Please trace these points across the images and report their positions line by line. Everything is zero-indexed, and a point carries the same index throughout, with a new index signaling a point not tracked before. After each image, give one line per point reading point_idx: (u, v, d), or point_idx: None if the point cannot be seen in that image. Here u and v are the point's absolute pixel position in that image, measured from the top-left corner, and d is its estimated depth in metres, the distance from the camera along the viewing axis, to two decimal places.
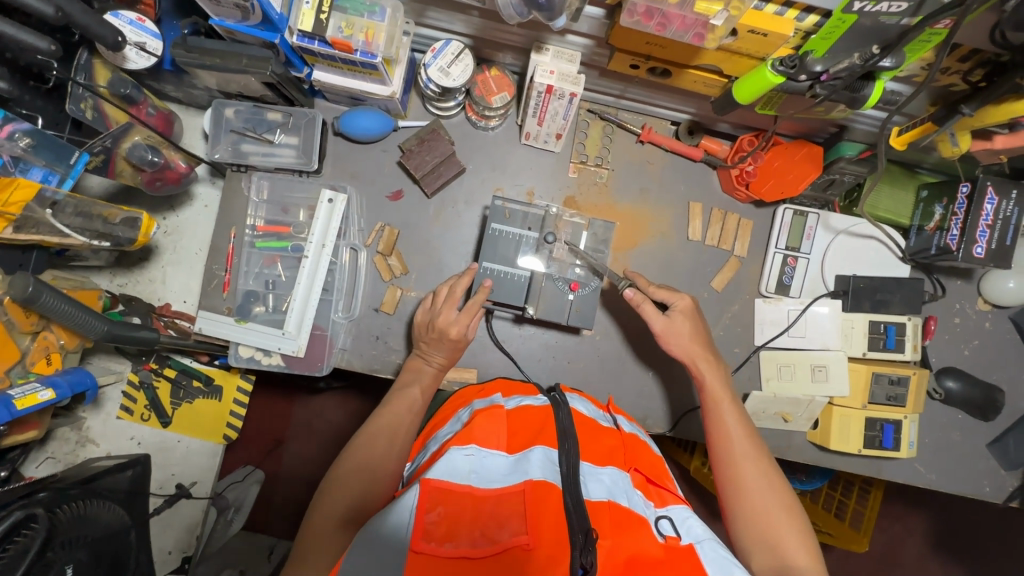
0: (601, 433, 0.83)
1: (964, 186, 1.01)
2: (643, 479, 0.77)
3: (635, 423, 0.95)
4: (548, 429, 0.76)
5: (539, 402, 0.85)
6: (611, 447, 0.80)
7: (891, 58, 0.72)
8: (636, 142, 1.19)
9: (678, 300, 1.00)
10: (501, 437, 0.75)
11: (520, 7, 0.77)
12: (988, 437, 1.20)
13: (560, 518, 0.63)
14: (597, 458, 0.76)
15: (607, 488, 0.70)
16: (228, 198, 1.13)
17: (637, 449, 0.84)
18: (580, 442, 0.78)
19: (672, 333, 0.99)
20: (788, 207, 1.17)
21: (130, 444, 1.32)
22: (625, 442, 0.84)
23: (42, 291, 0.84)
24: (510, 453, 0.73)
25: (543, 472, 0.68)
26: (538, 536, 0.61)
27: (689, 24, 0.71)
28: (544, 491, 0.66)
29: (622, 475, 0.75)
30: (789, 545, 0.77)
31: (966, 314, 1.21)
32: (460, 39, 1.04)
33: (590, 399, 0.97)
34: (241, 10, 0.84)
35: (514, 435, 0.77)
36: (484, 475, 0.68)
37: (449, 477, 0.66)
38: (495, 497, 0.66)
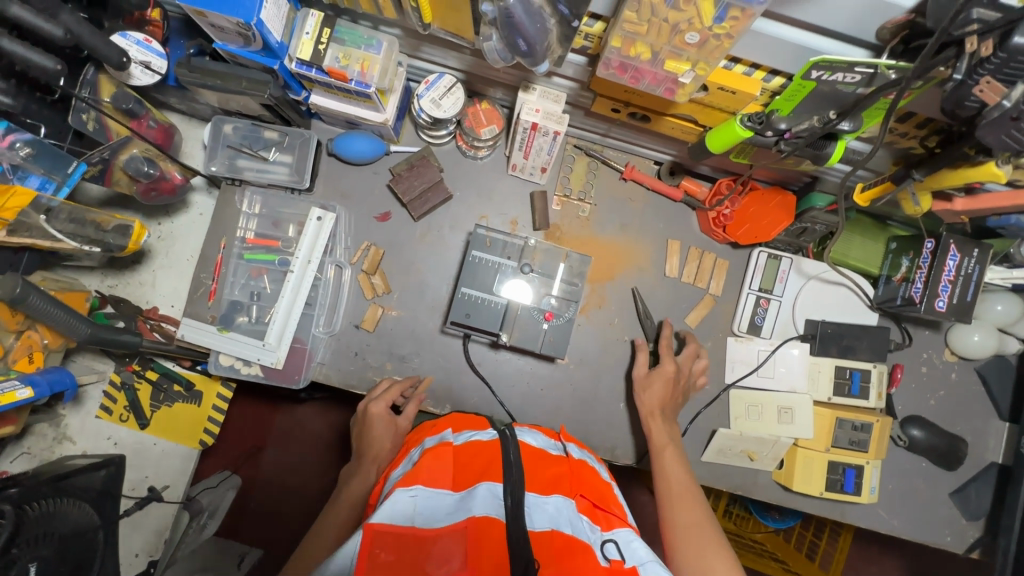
0: (550, 461, 0.85)
1: (929, 242, 1.04)
2: (590, 505, 0.79)
3: (586, 450, 0.98)
4: (496, 464, 0.77)
5: (489, 436, 0.86)
6: (559, 474, 0.82)
7: (850, 122, 0.76)
8: (620, 179, 1.23)
9: (686, 346, 1.13)
10: (446, 477, 0.77)
11: (504, 52, 0.82)
12: (951, 487, 1.22)
13: (500, 554, 0.66)
14: (543, 487, 0.77)
15: (551, 518, 0.72)
16: (221, 209, 1.16)
17: (585, 475, 0.86)
18: (528, 473, 0.80)
19: (644, 388, 1.09)
20: (762, 250, 1.20)
21: (106, 444, 1.34)
22: (572, 468, 0.86)
23: (29, 293, 0.87)
24: (455, 488, 0.75)
25: (485, 507, 0.70)
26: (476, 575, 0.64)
27: (660, 79, 0.76)
28: (485, 528, 0.68)
29: (567, 503, 0.76)
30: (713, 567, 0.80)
31: (933, 364, 1.24)
32: (453, 72, 1.09)
33: (543, 429, 1.00)
34: (243, 37, 0.89)
35: (457, 469, 0.79)
36: (427, 513, 0.70)
37: (391, 520, 0.68)
38: (438, 536, 0.68)
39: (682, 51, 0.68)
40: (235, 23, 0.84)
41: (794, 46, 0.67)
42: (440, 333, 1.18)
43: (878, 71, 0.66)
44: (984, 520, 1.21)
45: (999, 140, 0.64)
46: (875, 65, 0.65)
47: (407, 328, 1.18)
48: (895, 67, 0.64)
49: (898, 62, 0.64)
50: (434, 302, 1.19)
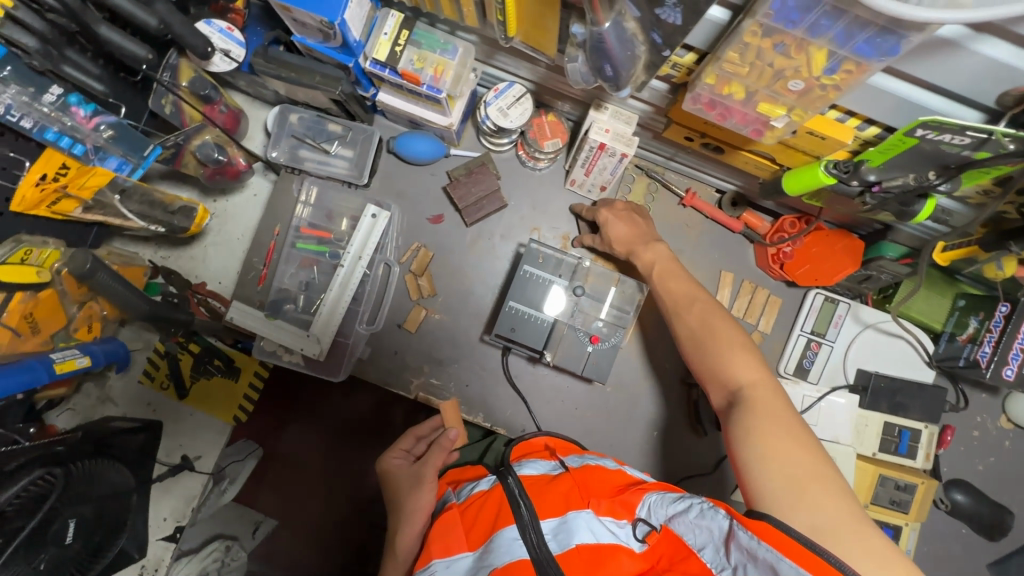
0: (551, 482, 0.74)
1: (1004, 305, 1.00)
2: (608, 502, 0.69)
3: (588, 453, 0.84)
4: (503, 508, 0.69)
5: (489, 480, 0.78)
6: (563, 492, 0.71)
7: (946, 184, 0.72)
8: (678, 203, 1.20)
9: (608, 211, 1.07)
10: (461, 538, 0.70)
11: (587, 75, 0.80)
12: (991, 557, 1.17)
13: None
14: (556, 510, 0.68)
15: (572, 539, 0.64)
16: (278, 196, 1.20)
17: (591, 479, 0.75)
18: (535, 503, 0.70)
19: (611, 237, 1.04)
20: (819, 292, 1.16)
21: (146, 409, 1.38)
22: (577, 479, 0.75)
23: (97, 269, 0.90)
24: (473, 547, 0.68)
25: (507, 554, 0.63)
26: None
27: (749, 120, 0.72)
28: (511, 575, 0.61)
29: (584, 515, 0.67)
30: (808, 465, 0.59)
31: (987, 428, 1.19)
32: (523, 82, 1.07)
33: (537, 452, 0.86)
34: (323, 34, 0.89)
35: (468, 526, 0.72)
36: None
37: None
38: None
39: (781, 96, 0.65)
40: (319, 21, 0.84)
41: (901, 100, 0.64)
42: (480, 342, 1.18)
43: (992, 137, 0.62)
44: None
45: None
46: (990, 131, 0.61)
47: (449, 332, 1.18)
48: (1012, 136, 0.60)
49: (1017, 131, 0.60)
50: (477, 310, 1.19)
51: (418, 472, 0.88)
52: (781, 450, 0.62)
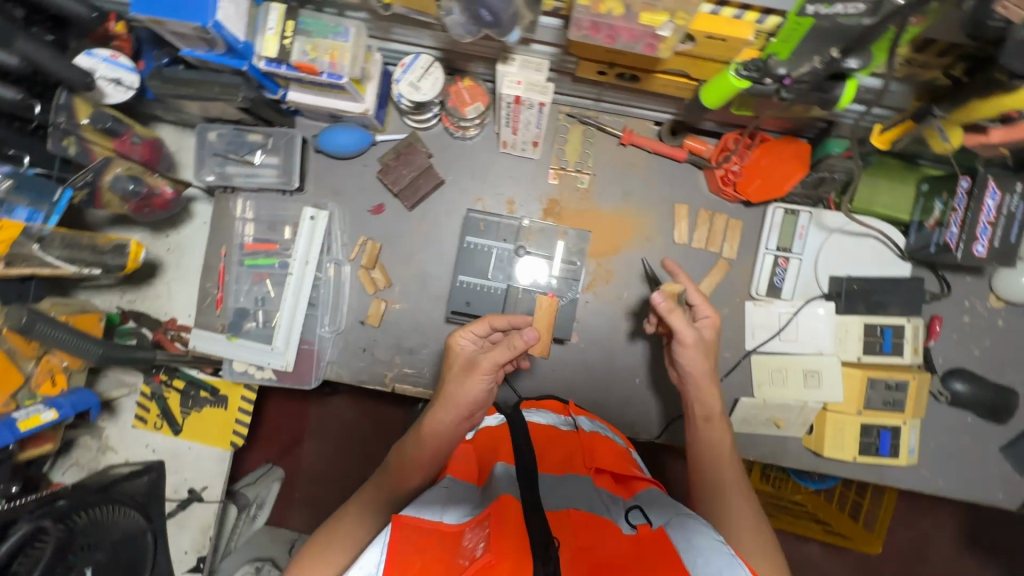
0: (561, 439, 0.89)
1: (964, 180, 0.95)
2: (608, 477, 0.82)
3: (596, 420, 1.00)
4: (511, 446, 0.80)
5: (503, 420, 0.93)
6: (569, 453, 0.86)
7: (858, 60, 0.68)
8: (618, 144, 1.16)
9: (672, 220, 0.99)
10: (472, 472, 0.82)
11: (469, 26, 0.76)
12: (1002, 441, 1.14)
13: (524, 532, 0.62)
14: (557, 466, 0.81)
15: (568, 497, 0.74)
16: (218, 219, 1.16)
17: (598, 447, 0.88)
18: (540, 456, 0.83)
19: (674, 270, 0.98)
20: (778, 205, 1.12)
21: (145, 451, 1.41)
22: (585, 442, 0.89)
23: (35, 321, 0.92)
24: (480, 480, 0.80)
25: (504, 489, 0.70)
26: (501, 555, 0.58)
27: (638, 35, 0.69)
28: (504, 508, 0.66)
29: (584, 480, 0.79)
30: (739, 510, 0.84)
31: (977, 312, 1.14)
32: (429, 51, 1.03)
33: (553, 406, 1.04)
34: (205, 41, 0.86)
35: (480, 461, 0.84)
36: (450, 509, 0.71)
37: (418, 516, 0.68)
38: (464, 528, 0.66)
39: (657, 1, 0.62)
40: (194, 28, 0.81)
41: None
42: (446, 322, 1.16)
43: None
44: None
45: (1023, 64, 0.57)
46: None
47: (413, 320, 1.17)
48: None
49: None
50: (437, 292, 1.17)
51: (473, 361, 0.92)
52: (739, 510, 0.84)
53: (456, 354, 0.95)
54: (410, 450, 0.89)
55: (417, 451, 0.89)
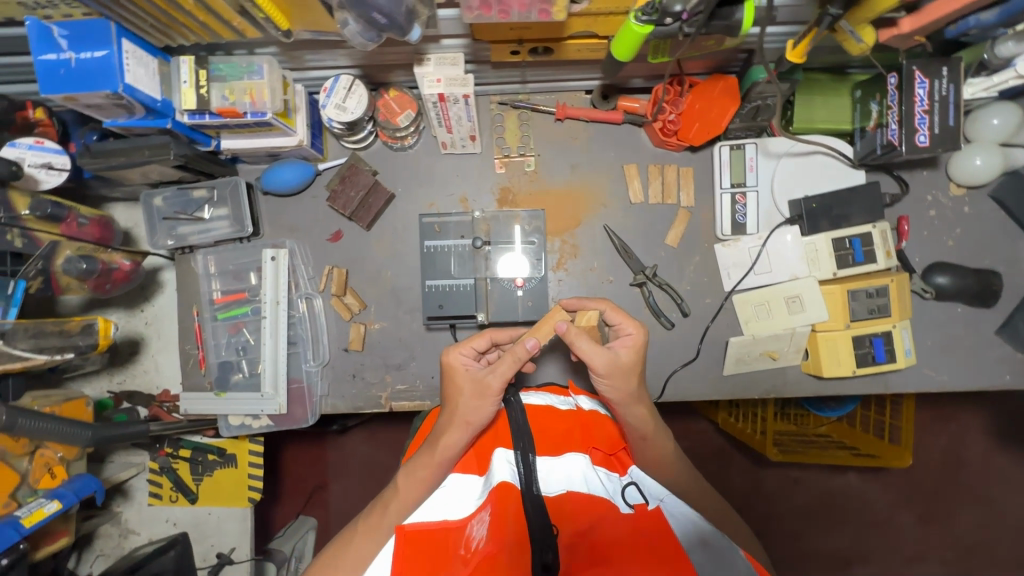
0: (557, 418, 0.85)
1: (892, 77, 0.95)
2: (604, 455, 0.83)
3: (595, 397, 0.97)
4: (507, 434, 0.80)
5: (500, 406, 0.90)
6: (569, 429, 0.84)
7: None
8: (555, 121, 1.17)
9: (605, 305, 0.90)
10: (471, 465, 0.83)
11: (368, 33, 0.77)
12: (996, 324, 1.14)
13: (520, 517, 0.67)
14: (553, 448, 0.78)
15: (567, 479, 0.74)
16: (183, 280, 1.17)
17: (595, 426, 0.87)
18: (540, 435, 0.80)
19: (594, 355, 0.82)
20: (723, 144, 1.13)
21: (167, 526, 1.41)
22: (582, 421, 0.87)
23: (16, 418, 0.91)
24: (481, 472, 0.81)
25: (503, 476, 0.72)
26: (500, 542, 0.65)
27: (528, 3, 0.70)
28: (505, 498, 0.69)
29: (582, 459, 0.78)
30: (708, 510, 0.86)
31: (942, 204, 1.15)
32: (348, 71, 1.04)
33: (552, 390, 0.99)
34: (123, 108, 0.87)
35: (481, 455, 0.84)
36: (453, 504, 0.75)
37: (422, 519, 0.73)
38: (466, 522, 0.72)
39: None
40: (106, 96, 0.82)
41: None
42: (428, 330, 1.17)
43: None
44: None
45: None
46: None
47: (395, 336, 1.17)
48: None
49: None
50: (412, 303, 1.18)
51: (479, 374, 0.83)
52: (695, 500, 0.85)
53: (456, 370, 0.85)
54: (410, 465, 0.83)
55: (421, 470, 0.82)
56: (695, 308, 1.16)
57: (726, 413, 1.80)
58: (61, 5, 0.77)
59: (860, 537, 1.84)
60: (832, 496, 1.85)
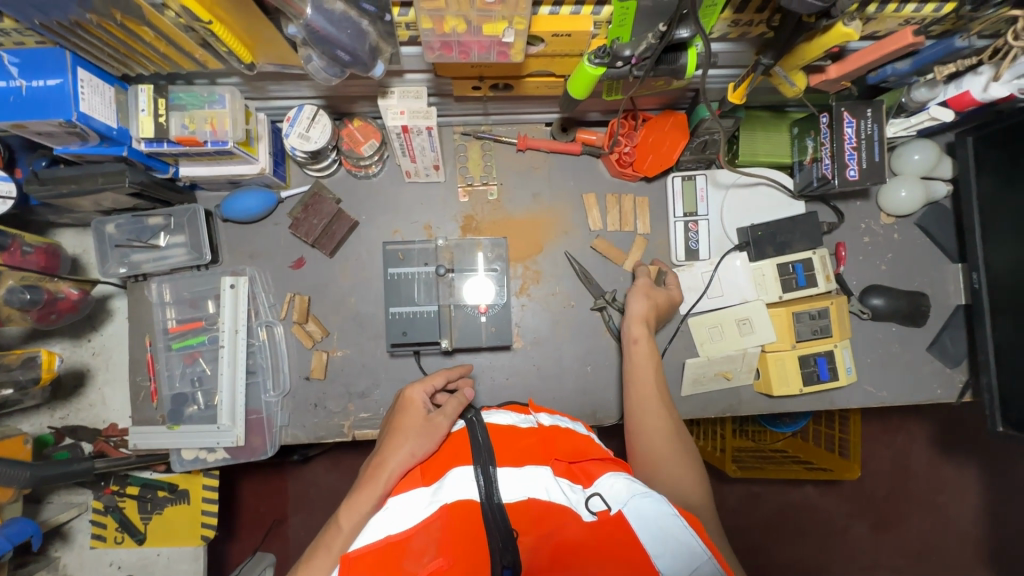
0: (521, 435, 0.87)
1: (824, 117, 1.04)
2: (567, 466, 0.82)
3: (558, 415, 0.98)
4: (463, 450, 0.80)
5: (457, 426, 0.90)
6: (530, 445, 0.84)
7: (687, 29, 0.75)
8: (517, 151, 1.21)
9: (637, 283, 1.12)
10: (418, 479, 0.79)
11: (331, 68, 0.79)
12: (927, 341, 1.23)
13: (478, 532, 0.68)
14: (514, 459, 0.79)
15: (526, 487, 0.75)
16: (135, 309, 1.13)
17: (558, 439, 0.87)
18: (500, 452, 0.82)
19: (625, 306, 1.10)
20: (676, 175, 1.20)
21: (111, 569, 1.33)
22: (544, 437, 0.88)
23: None
24: (427, 483, 0.78)
25: (455, 494, 0.72)
26: (453, 557, 0.64)
27: (488, 45, 0.74)
28: (458, 513, 0.70)
29: (542, 470, 0.78)
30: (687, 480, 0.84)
31: (874, 231, 1.24)
32: (312, 101, 1.05)
33: (514, 410, 1.01)
34: (76, 136, 0.85)
35: (429, 467, 0.82)
36: (401, 519, 0.72)
37: (368, 541, 0.70)
38: (411, 535, 0.69)
39: (490, 12, 0.67)
40: (59, 124, 0.81)
41: None
42: (392, 357, 1.16)
43: None
44: (966, 362, 1.22)
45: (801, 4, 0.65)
46: None
47: (358, 363, 1.16)
48: None
49: None
50: (376, 329, 1.17)
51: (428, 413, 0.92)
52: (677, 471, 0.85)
53: (412, 402, 0.95)
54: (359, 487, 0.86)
55: (366, 498, 0.83)
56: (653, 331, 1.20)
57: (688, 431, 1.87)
58: (12, 33, 0.75)
59: (817, 549, 1.90)
60: (790, 510, 1.91)
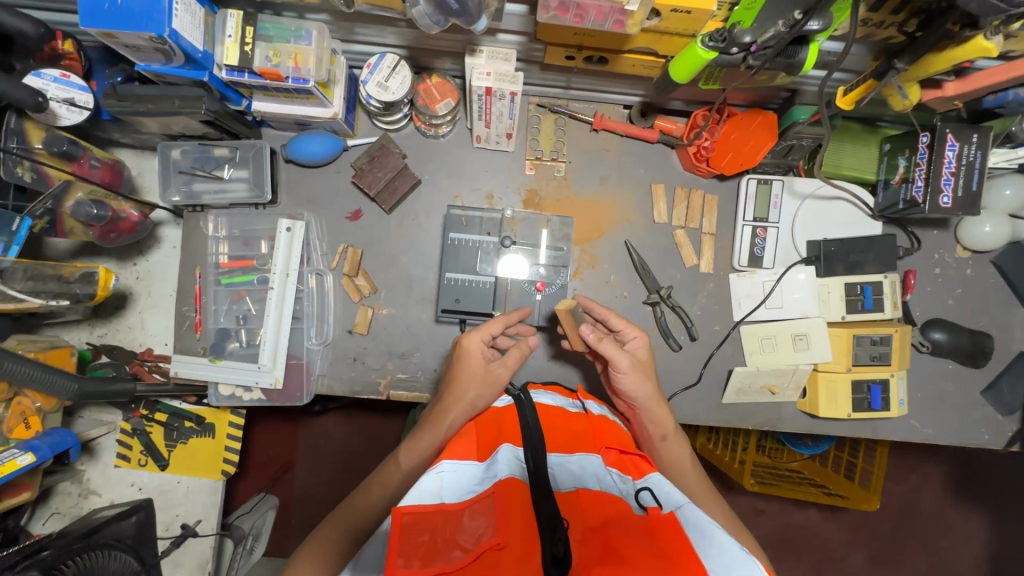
0: (570, 420, 0.89)
1: (925, 135, 0.98)
2: (618, 455, 0.82)
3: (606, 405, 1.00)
4: (513, 429, 0.79)
5: (506, 400, 0.88)
6: (579, 433, 0.86)
7: (818, 21, 0.69)
8: (590, 131, 1.17)
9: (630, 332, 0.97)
10: (470, 447, 0.79)
11: (435, 16, 0.76)
12: (982, 384, 1.18)
13: (531, 511, 0.65)
14: (564, 446, 0.81)
15: (576, 476, 0.76)
16: (188, 238, 1.13)
17: (607, 430, 0.89)
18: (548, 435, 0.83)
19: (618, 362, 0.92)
20: (751, 177, 1.15)
21: (132, 490, 1.34)
22: (594, 425, 0.89)
23: (3, 360, 0.86)
24: (479, 459, 0.76)
25: (510, 470, 0.71)
26: (508, 534, 0.63)
27: (606, 12, 0.70)
28: (512, 489, 0.68)
29: (592, 458, 0.80)
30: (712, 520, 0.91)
31: (947, 264, 1.19)
32: (394, 51, 1.02)
33: (558, 390, 1.01)
34: (162, 53, 0.83)
35: (479, 440, 0.81)
36: (456, 490, 0.71)
37: (419, 500, 0.69)
38: (466, 507, 0.69)
39: None
40: (149, 39, 0.79)
41: None
42: (436, 322, 1.15)
43: None
44: (1020, 412, 1.17)
45: (982, 7, 0.61)
46: None
47: (401, 324, 1.15)
48: None
49: None
50: (423, 293, 1.16)
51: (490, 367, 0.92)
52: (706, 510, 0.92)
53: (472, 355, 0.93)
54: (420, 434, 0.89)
55: (428, 437, 0.88)
56: (703, 333, 1.17)
57: (705, 437, 1.84)
58: None
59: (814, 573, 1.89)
60: (794, 532, 1.90)
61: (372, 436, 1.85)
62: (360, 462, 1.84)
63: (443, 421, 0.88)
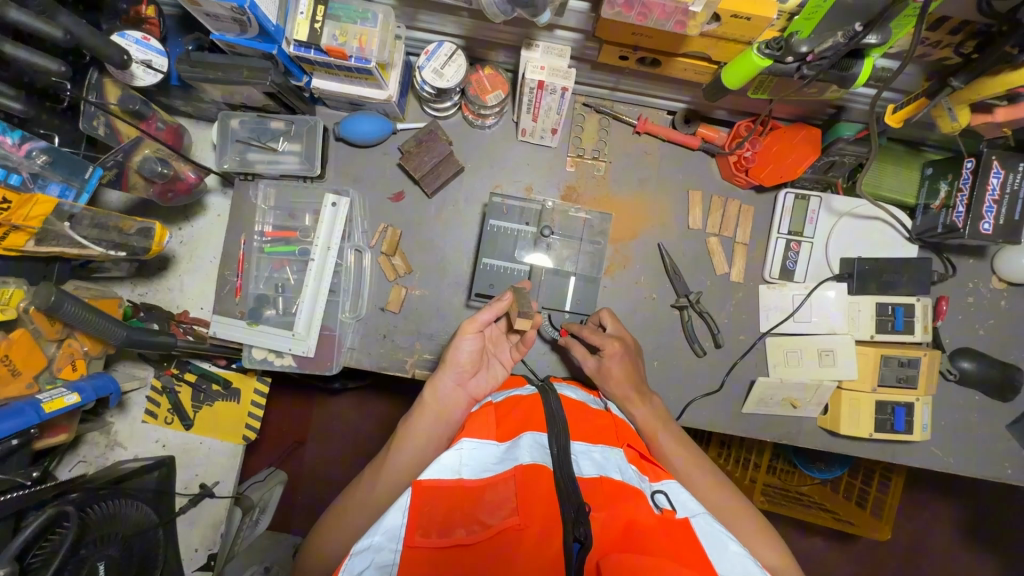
0: (592, 414, 0.87)
1: (968, 161, 0.99)
2: (636, 455, 0.81)
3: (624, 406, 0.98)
4: (537, 415, 0.78)
5: (529, 391, 0.88)
6: (602, 426, 0.84)
7: (877, 35, 0.71)
8: (633, 133, 1.19)
9: (608, 344, 0.99)
10: (490, 429, 0.78)
11: (503, 5, 0.80)
12: (1008, 418, 1.17)
13: (551, 497, 0.66)
14: (586, 437, 0.79)
15: (598, 465, 0.74)
16: (238, 206, 1.17)
17: (628, 428, 0.88)
18: (571, 423, 0.81)
19: (603, 376, 1.00)
20: (789, 191, 1.16)
21: (155, 447, 1.36)
22: (616, 422, 0.88)
23: (64, 300, 0.91)
24: (500, 441, 0.75)
25: (532, 456, 0.70)
26: (527, 517, 0.64)
27: (669, 12, 0.74)
28: (533, 475, 0.68)
29: (614, 452, 0.78)
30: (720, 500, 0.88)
31: (981, 293, 1.18)
32: (452, 40, 1.06)
33: (579, 386, 1.01)
34: (238, 23, 0.88)
35: (499, 421, 0.80)
36: (477, 464, 0.71)
37: (438, 475, 0.68)
38: (486, 486, 0.68)
39: None
40: (230, 9, 0.83)
41: None
42: (466, 307, 1.18)
43: None
44: None
45: None
46: None
47: (432, 306, 1.18)
48: None
49: None
50: (456, 277, 1.19)
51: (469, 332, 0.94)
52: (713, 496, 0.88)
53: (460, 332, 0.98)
54: (412, 423, 0.88)
55: (421, 423, 0.87)
56: (728, 341, 1.18)
57: (715, 453, 1.84)
58: None
59: None
60: (799, 559, 1.86)
61: (384, 421, 1.87)
62: (369, 445, 1.87)
63: (442, 409, 0.89)
